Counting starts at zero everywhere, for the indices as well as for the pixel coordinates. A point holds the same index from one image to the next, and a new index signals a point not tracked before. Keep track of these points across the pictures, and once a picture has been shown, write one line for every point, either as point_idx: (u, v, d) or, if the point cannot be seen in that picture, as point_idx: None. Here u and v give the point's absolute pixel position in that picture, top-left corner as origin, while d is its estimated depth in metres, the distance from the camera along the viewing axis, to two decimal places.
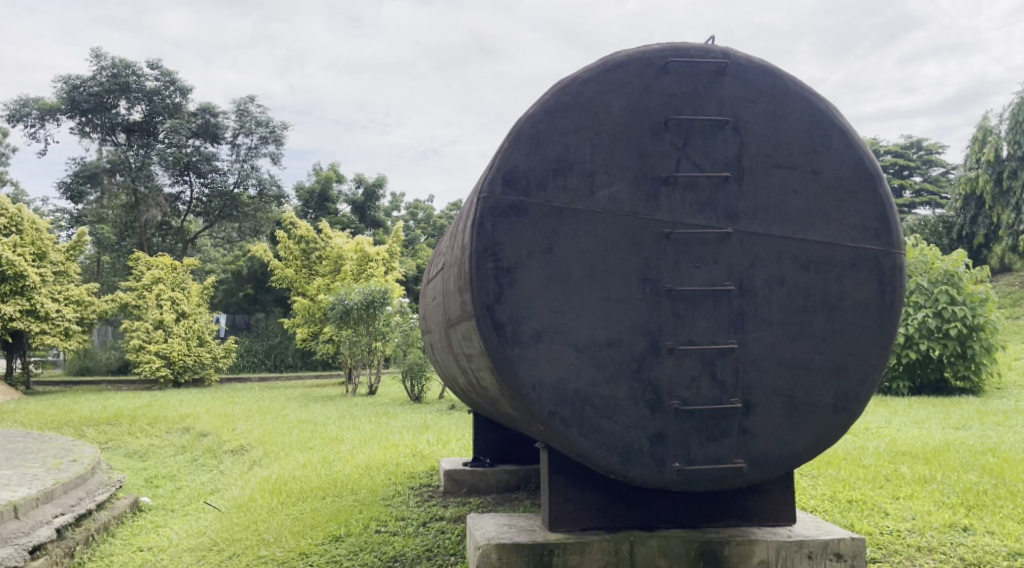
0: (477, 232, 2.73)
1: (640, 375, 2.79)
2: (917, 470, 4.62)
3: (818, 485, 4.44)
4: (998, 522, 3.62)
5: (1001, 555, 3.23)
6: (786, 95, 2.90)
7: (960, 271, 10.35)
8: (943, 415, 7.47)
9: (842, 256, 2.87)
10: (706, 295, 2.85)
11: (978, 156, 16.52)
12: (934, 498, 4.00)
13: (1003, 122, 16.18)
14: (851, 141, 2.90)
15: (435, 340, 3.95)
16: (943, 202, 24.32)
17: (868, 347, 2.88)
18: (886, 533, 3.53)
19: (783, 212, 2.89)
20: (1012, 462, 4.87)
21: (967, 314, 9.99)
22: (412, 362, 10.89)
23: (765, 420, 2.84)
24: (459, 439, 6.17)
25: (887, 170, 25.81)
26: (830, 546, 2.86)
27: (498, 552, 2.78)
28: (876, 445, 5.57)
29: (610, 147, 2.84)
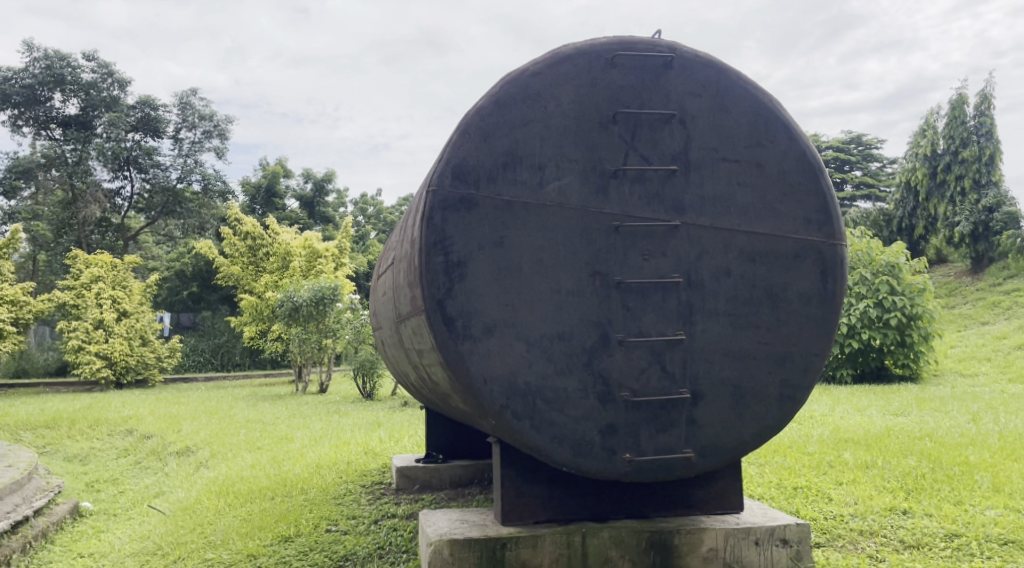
0: (427, 226, 2.71)
1: (591, 367, 2.81)
2: (859, 456, 4.74)
3: (765, 472, 4.53)
4: (935, 504, 3.75)
5: (939, 537, 3.34)
6: (731, 90, 2.94)
7: (900, 262, 10.70)
8: (884, 402, 7.70)
9: (785, 248, 2.93)
10: (655, 287, 2.88)
11: (916, 150, 17.01)
12: (875, 483, 4.13)
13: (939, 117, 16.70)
14: (793, 134, 2.96)
15: (386, 335, 3.91)
16: (881, 195, 25.14)
17: (811, 337, 2.94)
18: (830, 519, 3.62)
19: (729, 205, 2.93)
20: (949, 447, 5.05)
21: (905, 304, 10.34)
22: (364, 359, 10.76)
23: (712, 410, 2.88)
24: (411, 436, 6.13)
25: (829, 165, 26.52)
26: (775, 532, 2.92)
27: (450, 548, 2.76)
28: (820, 432, 5.72)
29: (560, 140, 2.85)
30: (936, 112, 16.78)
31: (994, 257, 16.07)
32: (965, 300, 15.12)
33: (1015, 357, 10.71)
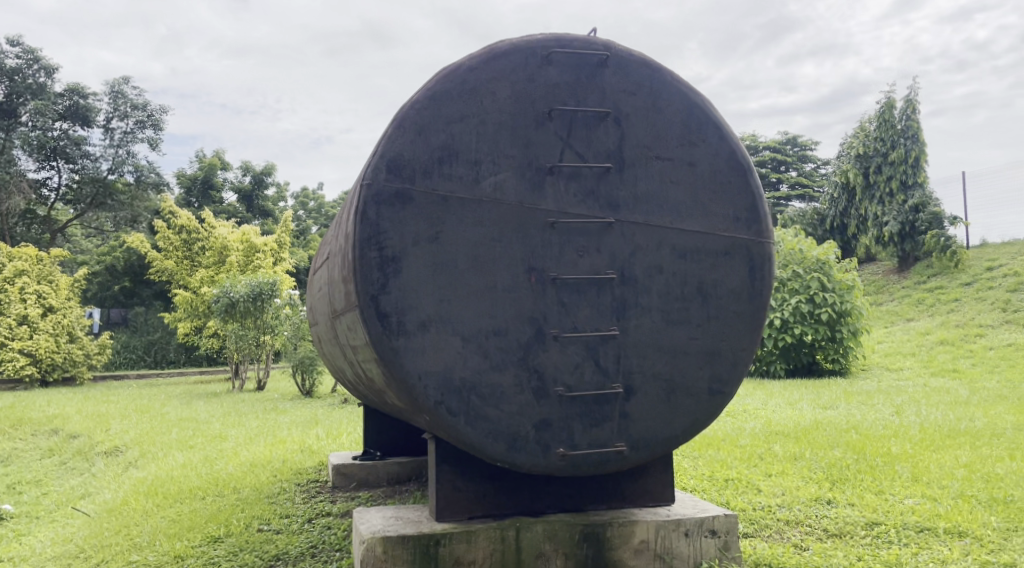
0: (360, 220, 2.68)
1: (526, 362, 2.82)
2: (789, 449, 4.88)
3: (698, 465, 4.62)
4: (857, 494, 3.89)
5: (860, 525, 3.47)
6: (664, 89, 2.98)
7: (830, 260, 11.13)
8: (815, 396, 7.94)
9: (716, 245, 2.99)
10: (589, 284, 2.91)
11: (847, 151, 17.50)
12: (802, 474, 4.26)
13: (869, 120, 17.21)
14: (724, 134, 3.02)
15: (322, 332, 3.85)
16: (815, 195, 25.91)
17: (740, 333, 3.01)
18: (758, 509, 3.72)
19: (662, 203, 2.97)
20: (873, 438, 5.24)
21: (835, 300, 10.69)
22: (303, 356, 10.58)
23: (645, 405, 2.92)
24: (350, 433, 6.06)
25: (766, 165, 27.20)
26: (704, 523, 2.98)
27: (383, 545, 2.74)
28: (753, 425, 5.87)
29: (496, 136, 2.85)
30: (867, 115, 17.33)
31: (919, 256, 16.74)
32: (892, 298, 15.71)
33: (937, 352, 11.18)
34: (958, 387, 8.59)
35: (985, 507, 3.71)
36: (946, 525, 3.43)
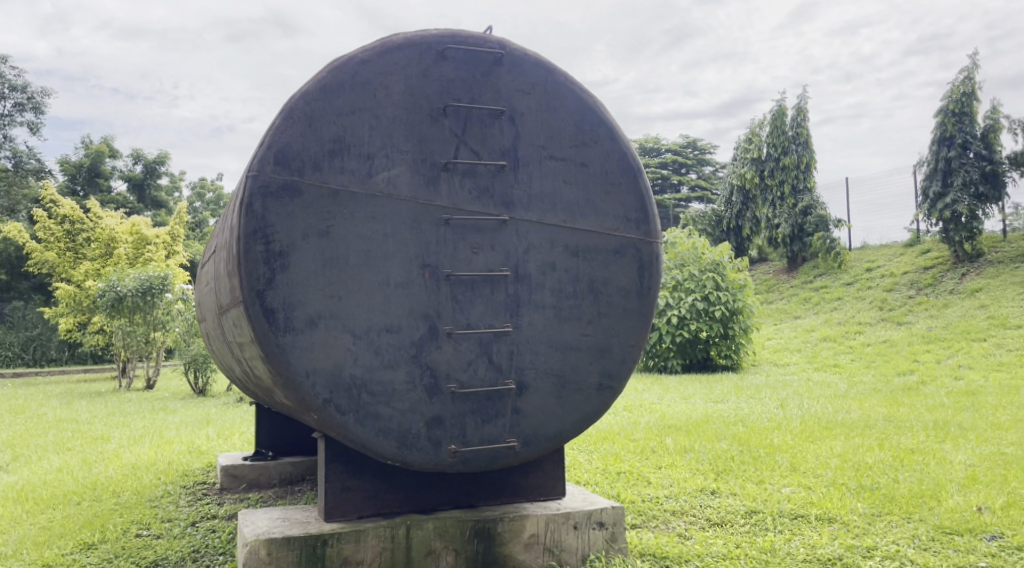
0: (246, 213, 2.60)
1: (418, 359, 2.80)
2: (679, 441, 5.06)
3: (592, 459, 4.72)
4: (740, 484, 4.06)
5: (740, 514, 3.63)
6: (558, 90, 3.02)
7: (723, 260, 11.61)
8: (707, 390, 8.25)
9: (607, 245, 3.05)
10: (483, 281, 2.91)
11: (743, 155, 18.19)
12: (690, 466, 4.42)
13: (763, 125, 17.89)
14: (615, 136, 3.09)
15: (209, 328, 3.71)
16: (713, 197, 26.94)
17: (629, 330, 3.09)
18: (647, 501, 3.83)
19: (555, 201, 3.01)
20: (758, 430, 5.50)
21: (728, 298, 11.15)
22: (196, 354, 10.19)
23: (537, 401, 2.96)
24: (242, 433, 5.88)
25: (668, 167, 28.08)
26: (593, 515, 3.05)
27: (268, 547, 2.67)
28: (647, 419, 6.05)
29: (390, 130, 2.81)
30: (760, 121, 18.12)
31: (806, 257, 17.66)
32: (781, 296, 16.52)
33: (820, 348, 11.85)
34: (837, 380, 9.13)
35: (853, 495, 3.98)
36: (818, 512, 3.66)
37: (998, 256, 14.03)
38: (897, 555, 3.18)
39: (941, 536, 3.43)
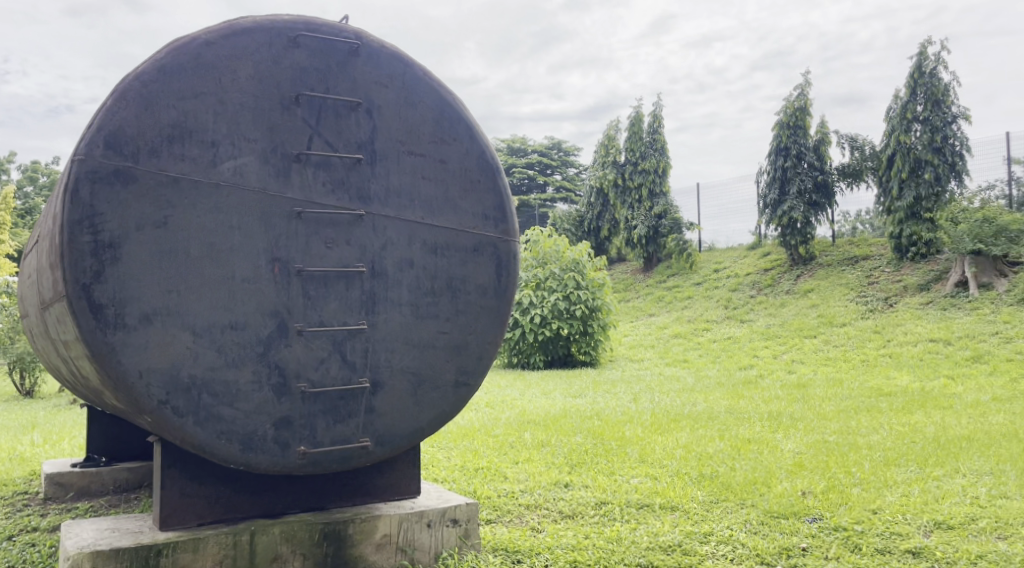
0: (70, 200, 2.39)
1: (266, 358, 2.69)
2: (536, 436, 5.18)
3: (451, 456, 4.73)
4: (592, 476, 4.21)
5: (591, 505, 3.76)
6: (417, 85, 2.99)
7: (584, 260, 11.96)
8: (565, 386, 8.50)
9: (465, 242, 3.05)
10: (337, 277, 2.84)
11: (604, 158, 18.84)
12: (545, 460, 4.53)
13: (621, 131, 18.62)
14: (474, 134, 3.09)
15: (32, 325, 3.38)
16: (577, 199, 27.83)
17: (487, 327, 3.11)
18: (503, 496, 3.88)
19: (414, 198, 2.98)
20: (611, 424, 5.72)
21: (588, 297, 11.54)
22: (22, 353, 9.32)
23: (391, 399, 2.92)
24: (73, 438, 5.43)
25: (534, 167, 28.71)
26: (447, 513, 3.06)
27: (94, 561, 2.47)
28: (507, 415, 6.14)
29: (237, 117, 2.68)
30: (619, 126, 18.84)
31: (661, 258, 18.58)
32: (637, 295, 17.29)
33: (671, 344, 12.49)
34: (686, 375, 9.66)
35: (695, 483, 4.24)
36: (662, 501, 3.85)
37: (827, 259, 15.31)
38: (730, 539, 3.43)
39: (769, 520, 3.73)
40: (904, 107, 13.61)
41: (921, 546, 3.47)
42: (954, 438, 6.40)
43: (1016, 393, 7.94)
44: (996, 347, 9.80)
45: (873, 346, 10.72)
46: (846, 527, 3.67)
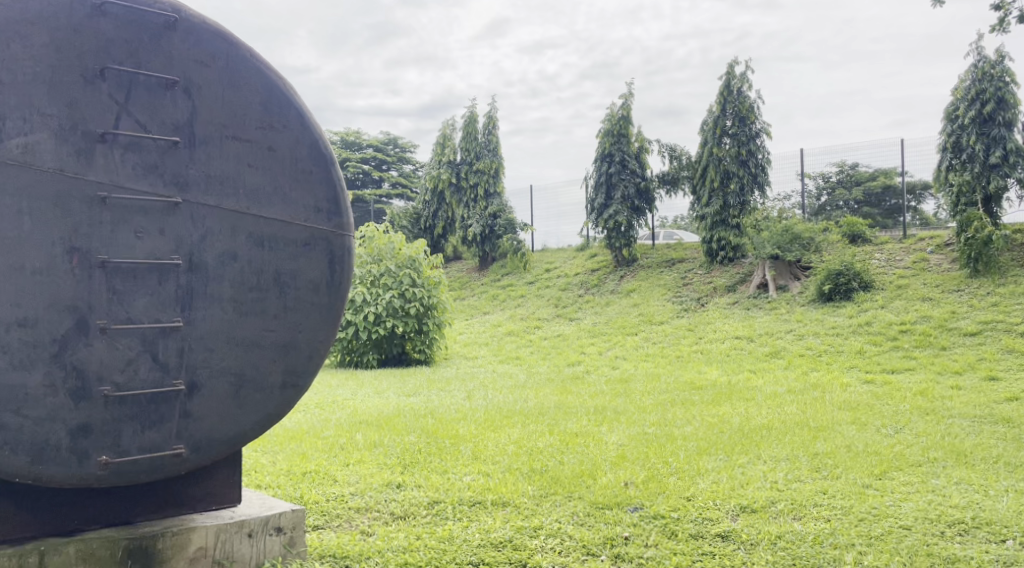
0: None
1: (61, 359, 2.41)
2: (368, 437, 5.05)
3: (277, 460, 4.50)
4: (426, 475, 4.19)
5: (423, 505, 3.73)
6: (242, 66, 2.79)
7: (419, 258, 11.88)
8: (399, 384, 8.39)
9: (294, 236, 2.88)
10: (149, 269, 2.60)
11: (441, 156, 18.87)
12: (377, 461, 4.44)
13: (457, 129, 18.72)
14: (306, 121, 2.92)
15: None
16: (412, 195, 27.75)
17: (318, 325, 2.96)
18: (331, 500, 3.75)
19: (238, 186, 2.78)
20: (445, 423, 5.70)
21: (424, 295, 11.48)
22: None
23: (209, 402, 2.72)
24: None
25: (369, 162, 28.25)
26: (270, 521, 2.92)
27: None
28: (338, 416, 5.95)
29: (27, 89, 2.38)
30: (455, 125, 18.97)
31: (495, 257, 18.92)
32: (472, 293, 17.47)
33: (505, 342, 12.75)
34: (518, 371, 9.88)
35: (526, 478, 4.32)
36: (494, 497, 3.90)
37: (648, 261, 16.27)
38: (559, 532, 3.54)
39: (595, 511, 3.90)
40: (715, 122, 14.79)
41: (728, 529, 3.81)
42: (756, 427, 7.04)
43: (806, 385, 8.88)
44: (790, 343, 10.89)
45: (687, 342, 11.53)
46: (665, 514, 3.92)
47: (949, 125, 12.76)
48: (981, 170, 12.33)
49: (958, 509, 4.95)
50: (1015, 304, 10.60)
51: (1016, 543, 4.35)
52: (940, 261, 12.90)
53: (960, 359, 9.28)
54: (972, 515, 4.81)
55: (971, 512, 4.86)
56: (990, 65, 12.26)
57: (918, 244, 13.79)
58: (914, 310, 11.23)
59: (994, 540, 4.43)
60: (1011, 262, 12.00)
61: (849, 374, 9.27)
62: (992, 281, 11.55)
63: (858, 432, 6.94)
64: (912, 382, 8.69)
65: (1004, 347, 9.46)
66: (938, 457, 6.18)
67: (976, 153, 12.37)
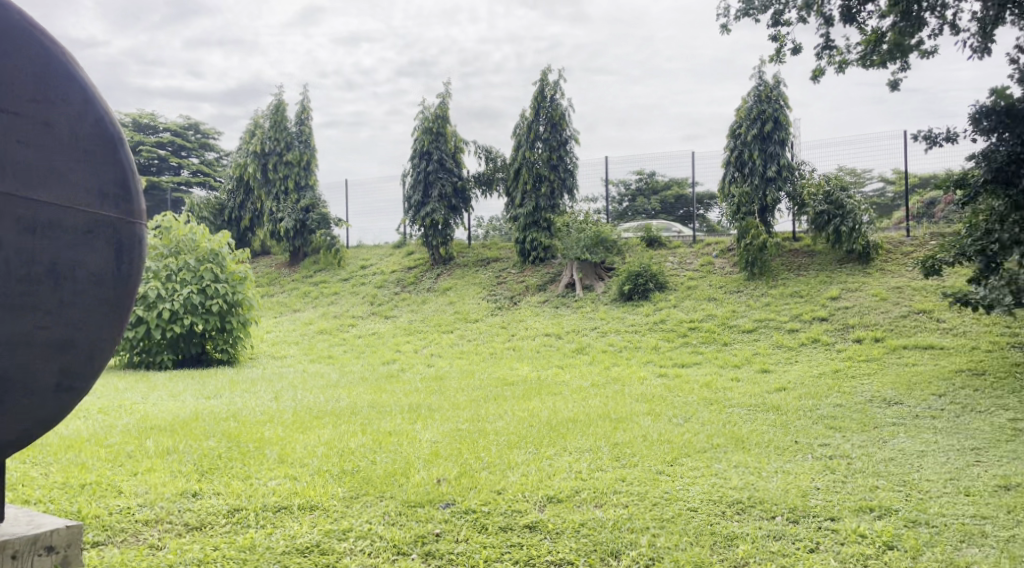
0: None
1: None
2: (160, 442, 4.70)
3: (50, 472, 4.06)
4: (225, 483, 4.05)
5: (223, 514, 3.67)
6: (10, 32, 2.50)
7: (222, 252, 11.14)
8: (198, 386, 7.88)
9: (73, 222, 2.57)
10: None
11: (248, 145, 17.90)
12: (171, 469, 4.19)
13: (266, 117, 17.81)
14: (90, 99, 2.66)
15: None
16: (216, 185, 26.15)
17: (101, 324, 2.70)
18: (116, 513, 3.62)
19: (3, 164, 2.43)
20: (249, 425, 5.45)
21: (227, 291, 10.76)
22: None
23: None
24: None
25: (165, 148, 26.20)
26: (38, 541, 2.68)
27: None
28: (124, 422, 5.45)
29: None
30: (265, 113, 18.09)
31: (307, 253, 18.29)
32: (282, 289, 16.72)
33: (316, 340, 12.34)
34: (329, 371, 9.60)
35: (336, 481, 4.28)
36: (301, 501, 3.87)
37: (464, 260, 16.46)
38: (366, 535, 3.60)
39: (408, 509, 3.97)
40: (529, 126, 15.31)
41: (536, 520, 4.02)
42: (562, 420, 7.43)
43: (608, 379, 9.44)
44: (595, 339, 11.52)
45: (500, 340, 11.80)
46: (475, 509, 4.05)
47: (733, 141, 14.16)
48: (759, 182, 13.79)
49: (737, 490, 5.56)
50: (784, 304, 11.96)
51: (784, 519, 5.03)
52: (724, 265, 14.26)
53: (740, 354, 10.31)
54: (748, 495, 5.43)
55: (747, 493, 5.48)
56: (768, 89, 13.83)
57: (706, 248, 15.15)
58: (702, 309, 12.32)
59: (765, 517, 5.07)
60: (781, 266, 13.53)
61: (646, 369, 9.97)
62: (766, 283, 12.95)
63: (653, 422, 7.51)
64: (699, 375, 9.54)
65: (774, 342, 10.63)
66: (721, 443, 6.83)
67: (755, 167, 13.83)
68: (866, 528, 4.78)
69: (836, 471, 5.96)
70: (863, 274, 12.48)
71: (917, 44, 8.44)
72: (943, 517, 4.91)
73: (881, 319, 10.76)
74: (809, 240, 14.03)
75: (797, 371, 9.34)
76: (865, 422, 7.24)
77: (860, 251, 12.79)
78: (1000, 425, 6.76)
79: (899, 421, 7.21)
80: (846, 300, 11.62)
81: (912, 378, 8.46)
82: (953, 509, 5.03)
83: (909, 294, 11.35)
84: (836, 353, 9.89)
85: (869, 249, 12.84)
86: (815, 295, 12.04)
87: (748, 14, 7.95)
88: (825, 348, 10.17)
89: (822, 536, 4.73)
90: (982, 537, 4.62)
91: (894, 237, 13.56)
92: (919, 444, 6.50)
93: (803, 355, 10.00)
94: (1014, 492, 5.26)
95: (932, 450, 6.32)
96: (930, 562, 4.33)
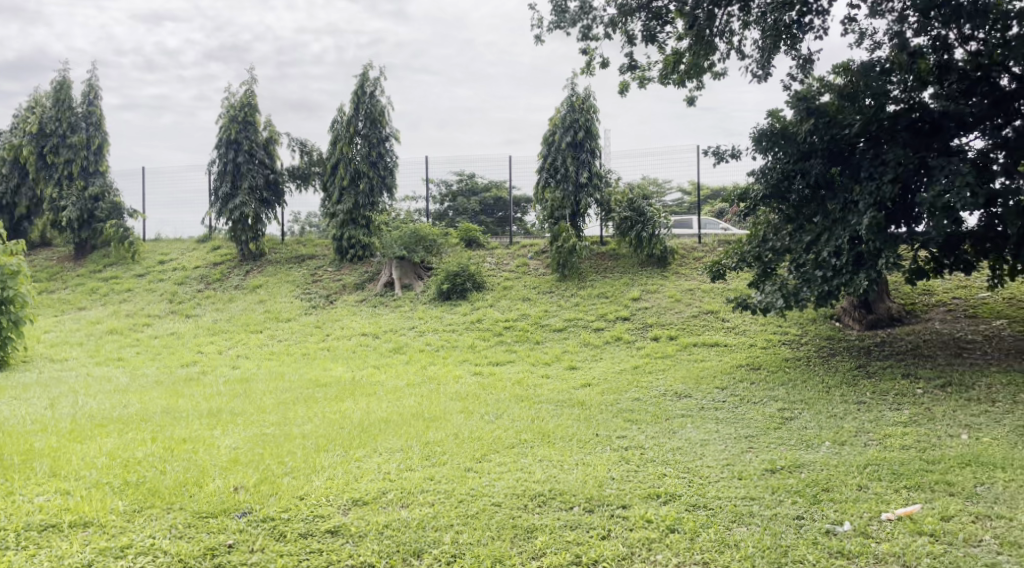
0: None
1: None
2: None
3: None
4: None
5: None
6: None
7: None
8: None
9: None
10: None
11: (25, 124, 16.04)
12: None
13: (48, 94, 16.04)
14: None
15: None
16: None
17: None
18: None
19: None
20: (20, 437, 6.01)
21: None
22: None
23: None
24: None
25: None
26: None
27: None
28: None
29: None
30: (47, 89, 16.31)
31: (96, 245, 16.73)
32: (64, 285, 15.12)
33: (104, 342, 11.26)
34: (118, 374, 8.83)
35: (118, 493, 5.09)
36: (72, 519, 4.71)
37: (275, 256, 15.94)
38: (157, 549, 4.47)
39: (199, 522, 4.81)
40: (348, 120, 14.93)
41: (338, 525, 4.89)
42: (374, 421, 7.42)
43: (424, 378, 9.45)
44: (411, 339, 11.49)
45: (314, 340, 11.43)
46: (275, 517, 4.93)
47: (547, 149, 14.78)
48: (571, 188, 14.44)
49: (539, 484, 5.82)
50: (591, 304, 12.62)
51: (580, 509, 5.33)
52: (538, 266, 14.79)
53: (550, 352, 10.73)
54: (550, 488, 5.71)
55: (549, 486, 5.75)
56: (580, 99, 14.49)
57: (521, 250, 15.63)
58: (516, 309, 12.70)
59: (563, 509, 5.35)
60: (590, 268, 14.26)
61: (461, 368, 10.09)
62: (575, 284, 13.58)
63: (465, 420, 7.65)
64: (511, 373, 9.81)
65: (582, 340, 11.18)
66: (528, 438, 7.10)
67: (568, 174, 14.43)
68: (652, 513, 5.14)
69: (630, 461, 6.38)
70: (661, 277, 13.46)
71: (709, 66, 9.21)
72: (718, 500, 5.38)
73: (676, 318, 11.67)
74: (614, 245, 14.88)
75: (601, 368, 9.88)
76: (658, 414, 7.82)
77: (659, 255, 13.82)
78: (770, 414, 7.55)
79: (687, 412, 7.86)
80: (646, 300, 12.48)
81: (700, 373, 9.24)
82: (728, 492, 5.53)
83: (700, 295, 12.39)
84: (636, 351, 10.58)
85: (666, 254, 13.87)
86: (619, 296, 12.83)
87: (559, 26, 8.27)
88: (626, 346, 10.85)
89: (613, 523, 5.04)
90: (750, 516, 5.07)
91: (688, 243, 14.75)
92: (702, 433, 7.12)
93: (608, 352, 10.58)
94: (778, 474, 5.86)
95: (713, 438, 6.94)
96: (704, 541, 4.70)
